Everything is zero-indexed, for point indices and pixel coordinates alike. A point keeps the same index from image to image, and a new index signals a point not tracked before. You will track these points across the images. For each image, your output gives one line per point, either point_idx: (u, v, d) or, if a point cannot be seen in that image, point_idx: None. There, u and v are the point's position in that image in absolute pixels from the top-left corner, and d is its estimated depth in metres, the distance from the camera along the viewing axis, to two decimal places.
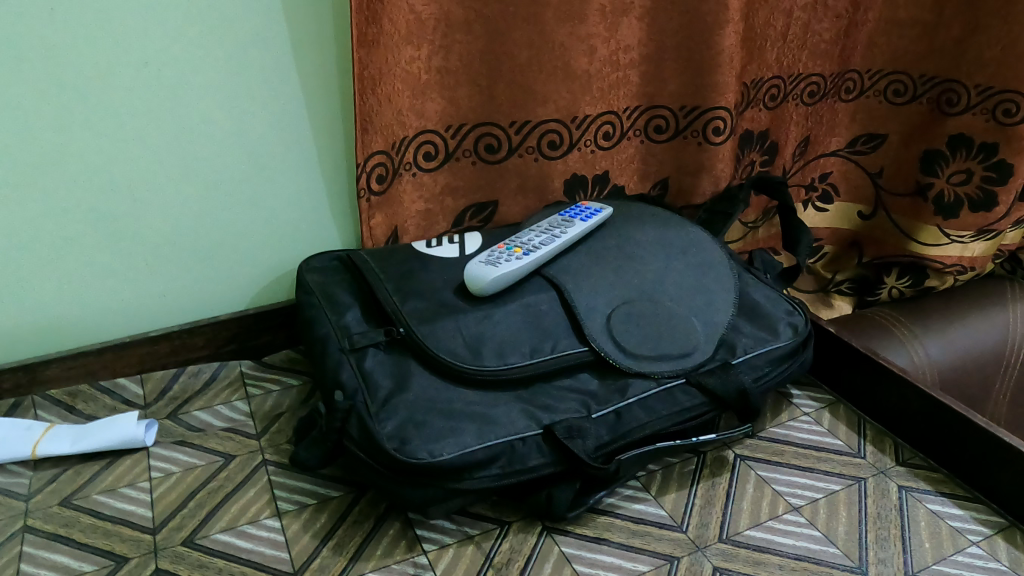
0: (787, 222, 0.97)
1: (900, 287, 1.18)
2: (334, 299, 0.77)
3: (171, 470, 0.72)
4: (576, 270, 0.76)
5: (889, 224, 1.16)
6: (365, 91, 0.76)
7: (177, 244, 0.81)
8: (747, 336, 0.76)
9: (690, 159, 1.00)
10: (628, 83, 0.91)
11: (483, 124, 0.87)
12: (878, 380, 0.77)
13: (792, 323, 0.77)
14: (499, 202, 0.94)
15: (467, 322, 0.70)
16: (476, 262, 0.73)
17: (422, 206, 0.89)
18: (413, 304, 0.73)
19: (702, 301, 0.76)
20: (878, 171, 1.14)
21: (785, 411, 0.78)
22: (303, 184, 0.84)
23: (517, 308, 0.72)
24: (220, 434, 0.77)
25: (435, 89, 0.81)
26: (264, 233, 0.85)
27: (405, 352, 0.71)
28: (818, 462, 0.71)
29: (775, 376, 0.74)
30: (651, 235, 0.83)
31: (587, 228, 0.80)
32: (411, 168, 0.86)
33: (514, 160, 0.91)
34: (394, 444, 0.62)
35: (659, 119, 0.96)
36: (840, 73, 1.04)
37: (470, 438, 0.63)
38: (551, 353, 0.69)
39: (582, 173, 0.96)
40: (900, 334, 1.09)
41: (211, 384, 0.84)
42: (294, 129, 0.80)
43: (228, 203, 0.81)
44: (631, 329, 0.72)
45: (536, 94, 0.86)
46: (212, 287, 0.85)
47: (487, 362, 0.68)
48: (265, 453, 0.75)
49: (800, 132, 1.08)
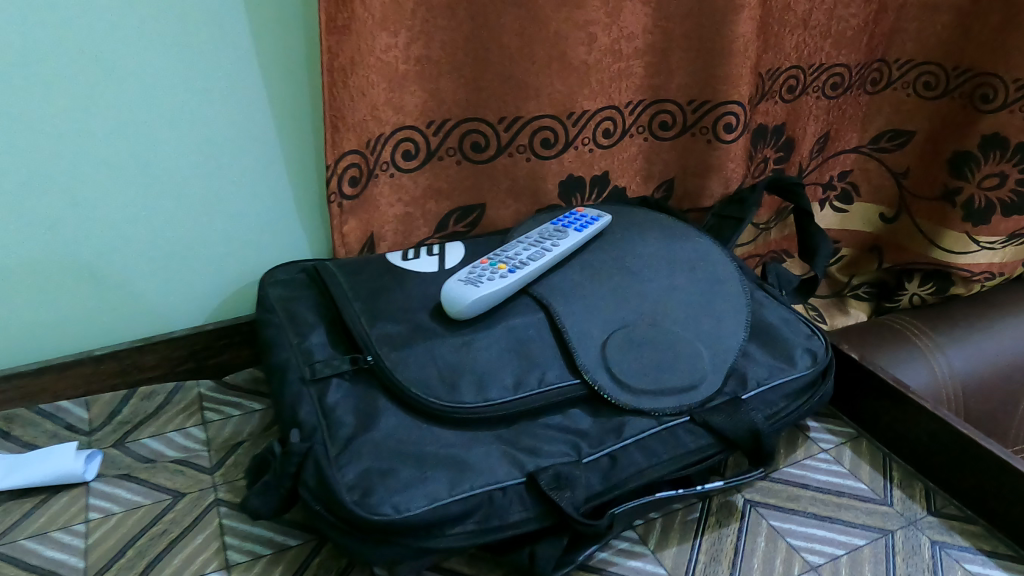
0: (802, 226, 0.89)
1: (922, 294, 1.10)
2: (296, 318, 0.68)
3: (111, 510, 0.65)
4: (569, 289, 0.68)
5: (912, 228, 1.08)
6: (335, 84, 0.68)
7: (127, 253, 0.72)
8: (759, 365, 0.67)
9: (698, 158, 0.91)
10: (631, 74, 0.82)
11: (468, 120, 0.78)
12: (907, 414, 0.68)
13: (809, 349, 0.69)
14: (487, 205, 0.86)
15: (443, 350, 0.62)
16: (455, 281, 0.65)
17: (400, 210, 0.81)
18: (383, 328, 0.64)
19: (710, 324, 0.68)
20: (903, 171, 1.06)
21: (801, 448, 0.70)
22: (268, 187, 0.76)
23: (500, 333, 0.64)
24: (170, 467, 0.69)
25: (415, 80, 0.73)
26: (225, 240, 0.77)
27: (373, 382, 0.62)
28: (841, 511, 0.63)
29: (792, 412, 0.66)
30: (652, 247, 0.74)
31: (582, 240, 0.71)
32: (389, 169, 0.77)
33: (503, 159, 0.82)
34: (355, 495, 0.54)
35: (665, 114, 0.87)
36: (866, 63, 0.96)
37: (441, 488, 0.55)
38: (538, 387, 0.61)
39: (579, 173, 0.87)
40: (920, 343, 1.00)
41: (165, 407, 0.76)
42: (256, 126, 0.72)
43: (183, 208, 0.73)
44: (629, 357, 0.63)
45: (528, 87, 0.77)
46: (168, 301, 0.77)
47: (464, 397, 0.60)
48: (218, 491, 0.67)
49: (819, 127, 0.99)
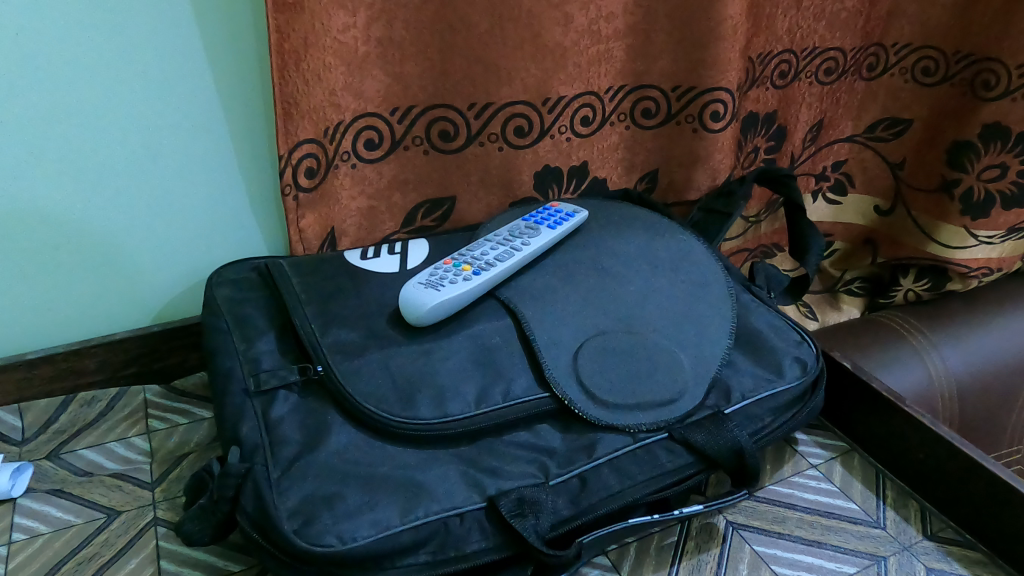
0: (793, 221, 0.84)
1: (918, 290, 1.05)
2: (244, 322, 0.63)
3: (38, 530, 0.60)
4: (539, 292, 0.63)
5: (909, 222, 1.03)
6: (285, 66, 0.62)
7: (61, 249, 0.67)
8: (744, 375, 0.62)
9: (683, 148, 0.86)
10: (611, 58, 0.76)
11: (436, 106, 0.73)
12: (902, 429, 0.63)
13: (799, 358, 0.63)
14: (457, 198, 0.80)
15: (400, 361, 0.57)
16: (415, 283, 0.60)
17: (363, 203, 0.75)
18: (336, 335, 0.59)
19: (692, 331, 0.62)
20: (899, 162, 1.01)
21: (788, 463, 0.65)
22: (217, 179, 0.70)
23: (463, 341, 0.59)
24: (107, 482, 0.64)
25: (376, 64, 0.67)
26: (171, 235, 0.71)
27: (323, 395, 0.57)
28: (830, 535, 0.58)
29: (778, 428, 0.61)
30: (632, 246, 0.69)
31: (555, 239, 0.66)
32: (349, 159, 0.72)
33: (474, 149, 0.77)
34: (296, 524, 0.49)
35: (648, 102, 0.81)
36: (862, 47, 0.90)
37: (392, 516, 0.50)
38: (502, 402, 0.56)
39: (555, 164, 0.81)
40: (915, 343, 0.95)
41: (106, 415, 0.71)
42: (201, 113, 0.66)
43: (123, 201, 0.67)
44: (603, 368, 0.58)
45: (499, 70, 0.72)
46: (110, 299, 0.72)
47: (422, 413, 0.54)
48: (157, 509, 0.62)
49: (812, 114, 0.94)
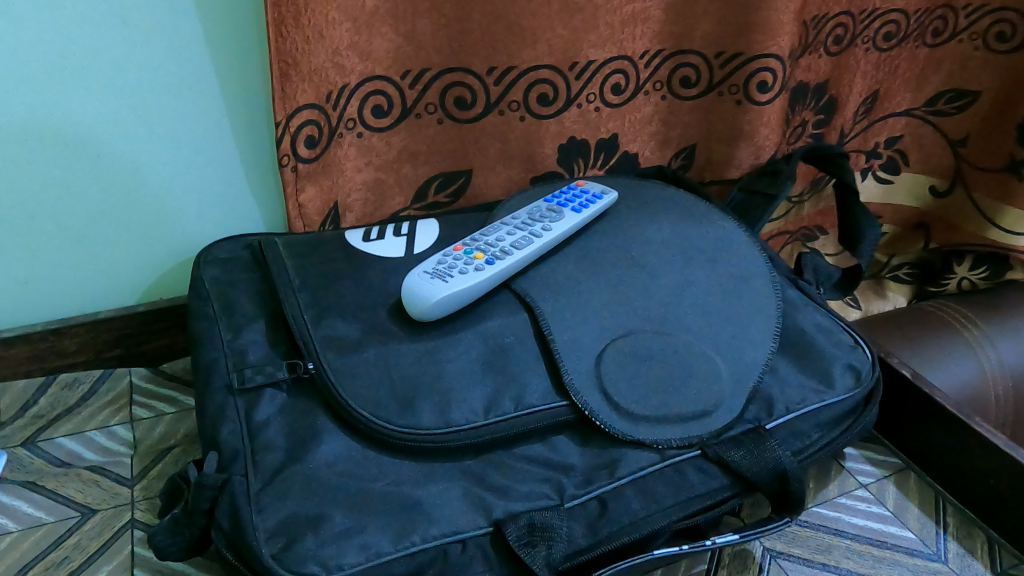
0: (844, 204, 0.76)
1: (973, 278, 0.96)
2: (231, 308, 0.57)
3: (6, 528, 0.55)
4: (559, 284, 0.56)
5: (968, 204, 0.94)
6: (283, 21, 0.55)
7: (39, 218, 0.61)
8: (790, 385, 0.55)
9: (724, 121, 0.77)
10: (648, 19, 0.68)
11: (451, 70, 0.65)
12: (965, 448, 0.56)
13: (852, 366, 0.56)
14: (473, 171, 0.73)
15: (401, 359, 0.51)
16: (420, 272, 0.53)
17: (370, 175, 0.69)
18: (331, 328, 0.53)
19: (731, 332, 0.55)
20: (961, 139, 0.91)
21: (834, 482, 0.58)
22: (208, 145, 0.64)
23: (471, 339, 0.52)
24: (84, 475, 0.59)
25: (385, 21, 0.60)
26: (158, 206, 0.65)
27: (314, 395, 0.51)
28: (885, 568, 0.52)
29: (825, 446, 0.54)
30: (665, 233, 0.62)
31: (580, 223, 0.59)
32: (355, 126, 0.65)
33: (492, 118, 0.69)
34: (276, 547, 0.43)
35: (687, 69, 0.73)
36: (928, 9, 0.80)
37: (384, 541, 0.44)
38: (514, 412, 0.49)
39: (582, 136, 0.74)
40: (967, 335, 0.86)
41: (87, 400, 0.66)
42: (191, 72, 0.59)
43: (105, 167, 0.61)
44: (629, 374, 0.51)
45: (523, 30, 0.64)
46: (93, 274, 0.66)
47: (423, 420, 0.48)
48: (135, 509, 0.56)
49: (866, 84, 0.85)
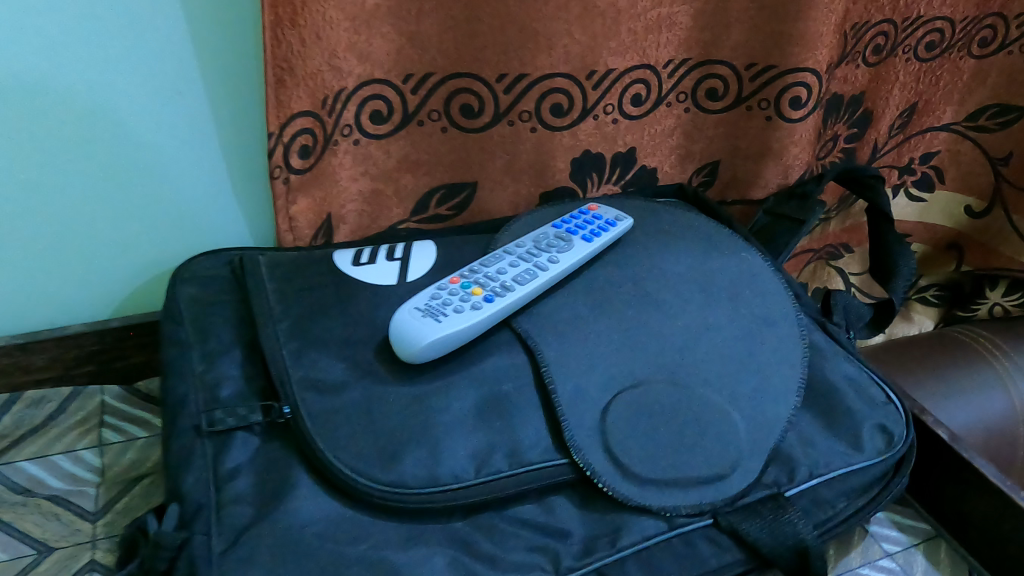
0: (877, 232, 0.70)
1: (1005, 305, 0.91)
2: (206, 335, 0.52)
3: None
4: (564, 323, 0.51)
5: (1006, 226, 0.87)
6: (279, 22, 0.50)
7: (6, 224, 0.57)
8: (814, 445, 0.50)
9: (752, 140, 0.72)
10: (674, 25, 0.62)
11: (459, 76, 0.60)
12: (1004, 520, 0.51)
13: (883, 426, 0.51)
14: (479, 185, 0.68)
15: (386, 404, 0.46)
16: (412, 308, 0.48)
17: (366, 186, 0.63)
18: (311, 365, 0.48)
19: (752, 383, 0.50)
20: (1004, 156, 0.85)
21: (856, 548, 0.53)
22: (190, 151, 0.59)
23: (465, 384, 0.47)
24: (44, 507, 0.55)
25: (387, 20, 0.54)
26: (136, 213, 0.60)
27: (289, 442, 0.46)
28: None
29: (850, 516, 0.49)
30: (683, 265, 0.57)
31: (590, 254, 0.55)
32: (352, 134, 0.59)
33: (501, 129, 0.64)
34: None
35: (714, 80, 0.67)
36: (977, 18, 0.74)
37: None
38: (508, 470, 0.44)
39: (598, 149, 0.69)
40: (997, 367, 0.80)
41: (54, 420, 0.61)
42: (173, 72, 0.54)
43: (80, 171, 0.57)
44: (637, 430, 0.46)
45: (538, 35, 0.59)
46: (67, 284, 0.62)
47: (407, 478, 0.43)
48: (96, 548, 0.52)
49: (905, 98, 0.78)
